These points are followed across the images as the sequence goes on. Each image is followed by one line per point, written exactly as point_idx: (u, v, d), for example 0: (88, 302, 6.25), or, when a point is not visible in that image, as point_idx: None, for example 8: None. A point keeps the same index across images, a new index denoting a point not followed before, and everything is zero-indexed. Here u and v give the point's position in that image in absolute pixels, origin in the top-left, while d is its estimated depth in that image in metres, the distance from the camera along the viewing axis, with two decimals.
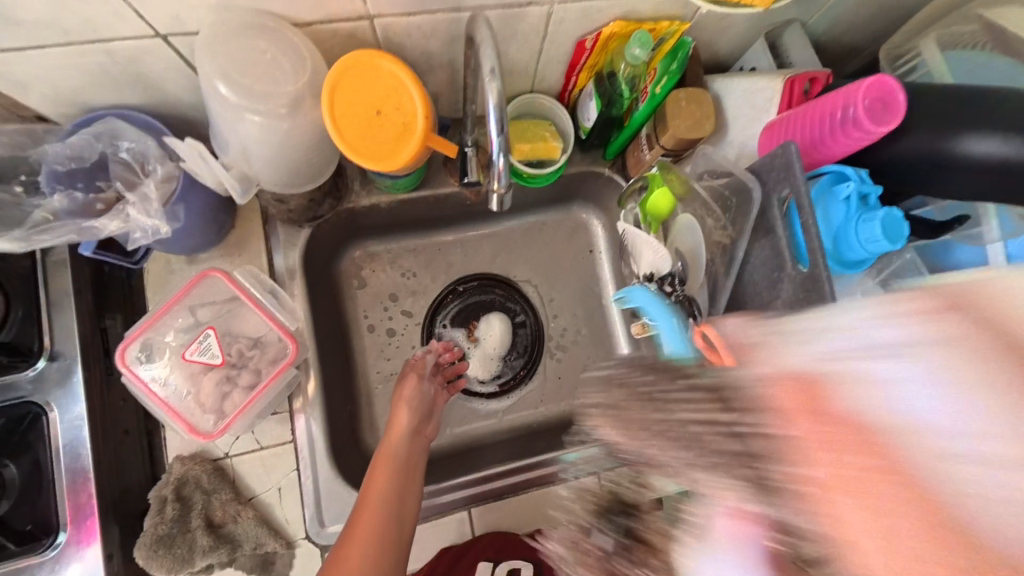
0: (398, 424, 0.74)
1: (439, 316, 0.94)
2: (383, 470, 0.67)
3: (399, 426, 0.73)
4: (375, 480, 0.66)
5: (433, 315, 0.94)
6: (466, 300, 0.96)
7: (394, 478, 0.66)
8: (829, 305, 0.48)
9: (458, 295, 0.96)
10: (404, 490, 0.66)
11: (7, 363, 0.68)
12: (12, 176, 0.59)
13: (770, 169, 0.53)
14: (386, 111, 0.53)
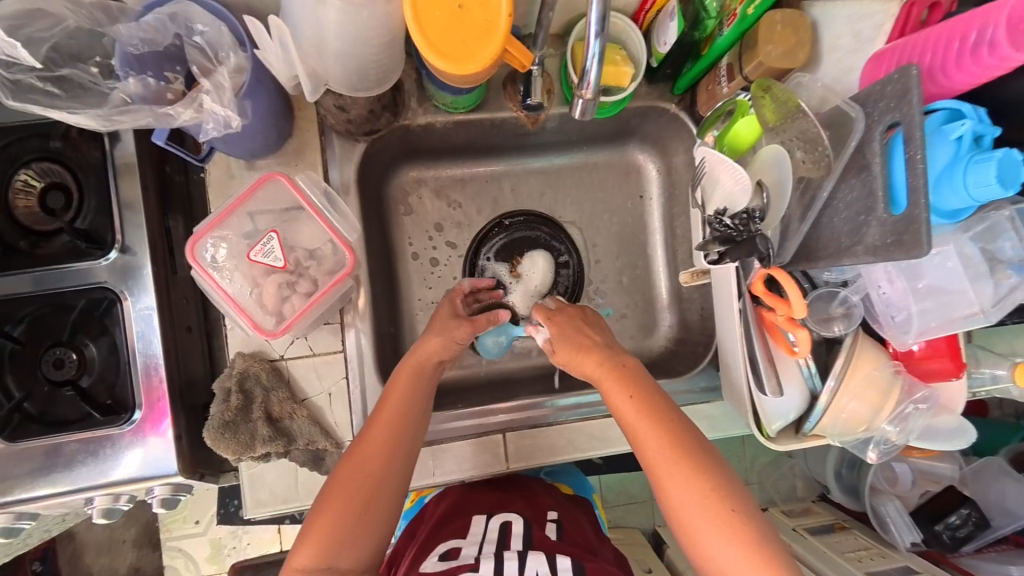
0: (426, 348, 0.72)
1: (483, 249, 0.94)
2: (401, 392, 0.69)
3: (428, 350, 0.72)
4: (391, 400, 0.68)
5: (478, 248, 0.94)
6: (511, 234, 0.95)
7: (410, 399, 0.68)
8: (924, 249, 0.45)
9: (503, 229, 0.95)
10: (419, 412, 0.69)
11: (85, 250, 0.71)
12: (88, 55, 0.57)
13: (879, 97, 0.49)
14: (469, 6, 0.50)
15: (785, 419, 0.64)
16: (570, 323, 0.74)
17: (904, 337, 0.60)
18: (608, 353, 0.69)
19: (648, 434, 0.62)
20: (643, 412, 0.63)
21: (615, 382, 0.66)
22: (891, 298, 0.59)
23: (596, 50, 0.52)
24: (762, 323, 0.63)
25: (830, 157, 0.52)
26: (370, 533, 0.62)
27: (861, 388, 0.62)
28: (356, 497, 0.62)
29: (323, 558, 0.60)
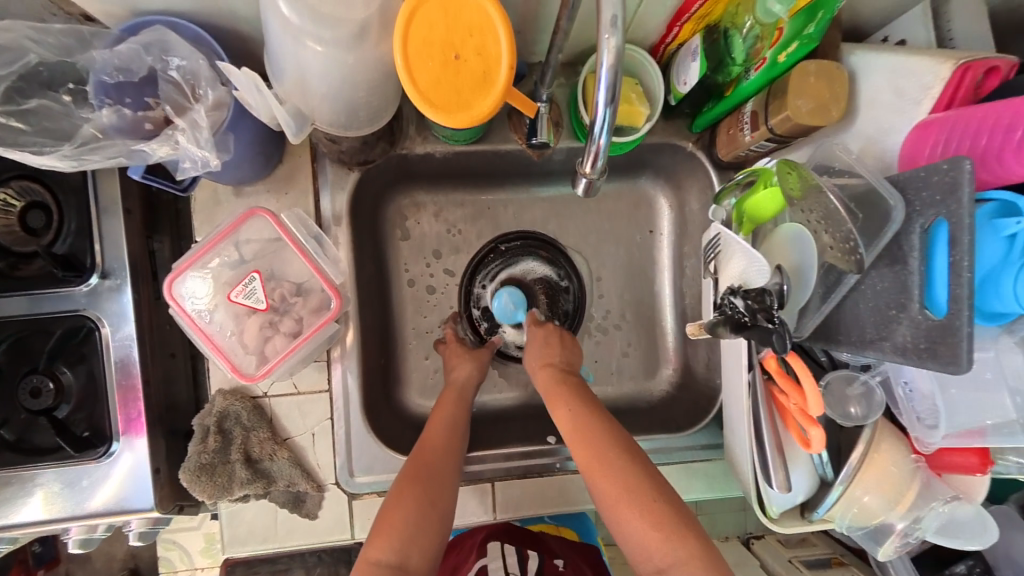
0: (461, 371, 0.77)
1: (478, 276, 0.88)
2: (452, 402, 0.73)
3: (463, 368, 0.77)
4: (441, 411, 0.72)
5: (473, 273, 0.88)
6: (508, 260, 0.89)
7: (460, 408, 0.73)
8: (964, 367, 0.40)
9: (500, 254, 0.89)
10: (466, 421, 0.72)
11: (61, 276, 0.67)
12: (60, 83, 0.53)
13: (923, 186, 0.43)
14: (466, 56, 0.45)
15: (788, 503, 0.60)
16: (546, 335, 0.78)
17: (929, 440, 0.54)
18: (562, 372, 0.73)
19: (569, 427, 0.66)
20: (577, 416, 0.66)
21: (562, 397, 0.69)
22: (918, 390, 0.53)
23: (603, 123, 0.46)
24: (774, 404, 0.58)
25: (862, 253, 0.46)
26: (439, 528, 0.61)
27: (876, 482, 0.57)
28: (426, 495, 0.62)
29: (397, 553, 0.58)
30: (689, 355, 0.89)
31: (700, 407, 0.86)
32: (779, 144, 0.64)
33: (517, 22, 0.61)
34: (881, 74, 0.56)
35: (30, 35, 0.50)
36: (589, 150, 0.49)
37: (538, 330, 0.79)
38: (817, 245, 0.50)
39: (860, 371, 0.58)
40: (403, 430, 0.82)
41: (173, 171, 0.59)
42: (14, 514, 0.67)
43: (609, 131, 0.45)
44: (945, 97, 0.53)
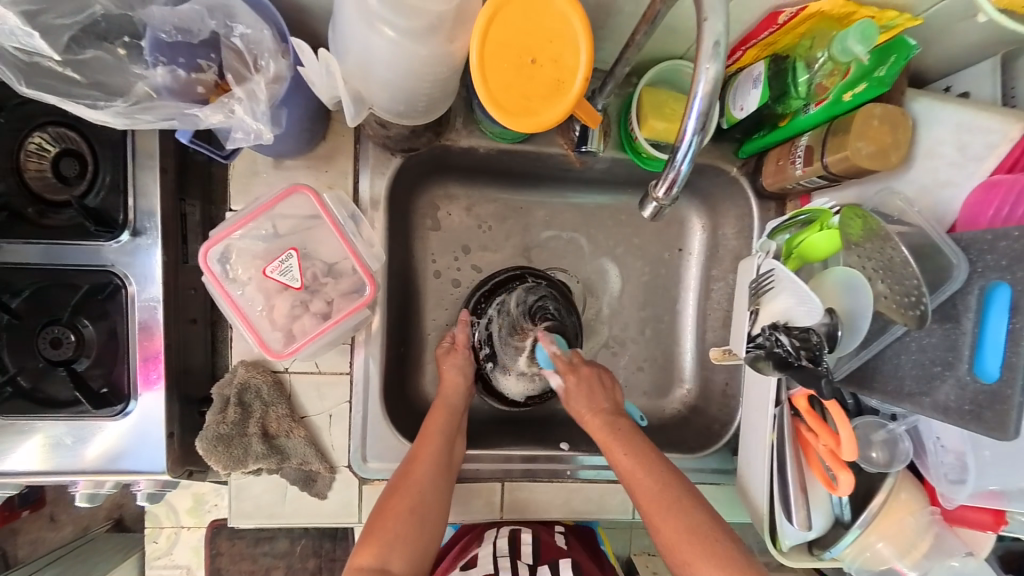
0: (448, 383, 0.77)
1: (490, 304, 0.82)
2: (442, 413, 0.73)
3: (454, 381, 0.77)
4: (432, 422, 0.72)
5: (486, 297, 0.83)
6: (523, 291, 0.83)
7: (450, 419, 0.73)
8: (1011, 436, 0.40)
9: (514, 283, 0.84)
10: (457, 432, 0.73)
11: (91, 231, 0.67)
12: (116, 35, 0.51)
13: (988, 249, 0.43)
14: (542, 61, 0.44)
15: (799, 539, 0.61)
16: (584, 383, 0.75)
17: (954, 497, 0.54)
18: (614, 415, 0.72)
19: (639, 475, 0.66)
20: (646, 466, 0.66)
21: (619, 443, 0.69)
22: (947, 445, 0.53)
23: (684, 153, 0.44)
24: (798, 441, 0.58)
25: (925, 307, 0.44)
26: (422, 535, 0.65)
27: (892, 530, 0.57)
28: (408, 505, 0.65)
29: (380, 558, 0.62)
30: (703, 377, 0.89)
31: (711, 431, 0.87)
32: (829, 182, 0.64)
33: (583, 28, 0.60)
34: (946, 126, 0.56)
35: None
36: (665, 175, 0.47)
37: (573, 379, 0.76)
38: (871, 291, 0.48)
39: (887, 418, 0.58)
40: (414, 420, 0.82)
41: (220, 139, 0.58)
42: (9, 459, 0.67)
43: (694, 161, 0.44)
44: (1010, 159, 0.54)
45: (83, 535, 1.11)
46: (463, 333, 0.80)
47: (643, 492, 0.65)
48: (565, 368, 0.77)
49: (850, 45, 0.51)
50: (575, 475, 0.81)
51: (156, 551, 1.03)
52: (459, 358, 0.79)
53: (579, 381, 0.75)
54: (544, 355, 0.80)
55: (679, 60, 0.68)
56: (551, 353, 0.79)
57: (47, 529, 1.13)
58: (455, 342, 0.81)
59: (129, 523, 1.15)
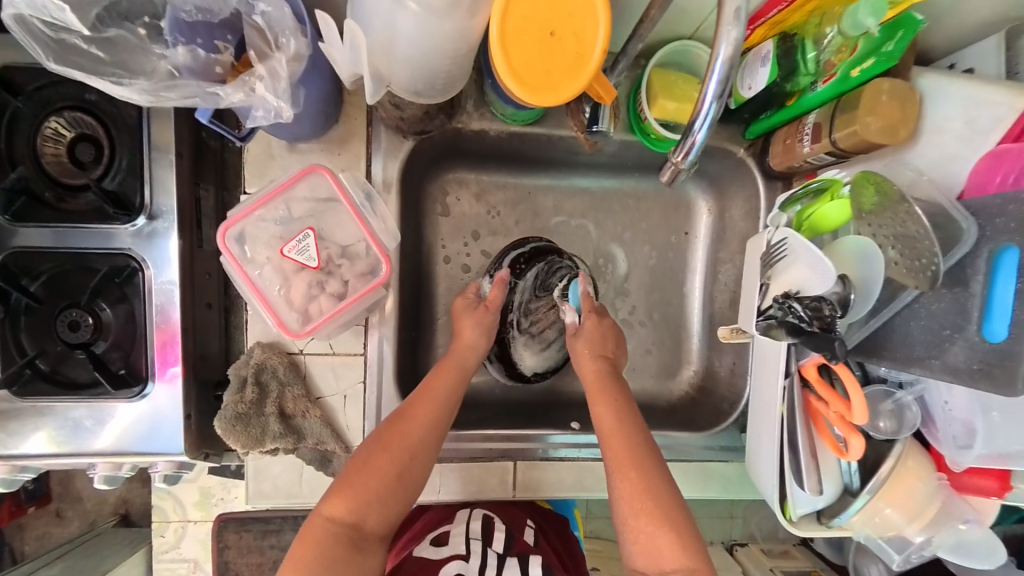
0: (465, 340, 0.76)
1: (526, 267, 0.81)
2: (448, 376, 0.72)
3: (469, 340, 0.76)
4: (436, 381, 0.72)
5: (527, 258, 0.82)
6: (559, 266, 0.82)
7: (454, 385, 0.72)
8: (1018, 391, 0.42)
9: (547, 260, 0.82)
10: (458, 400, 0.72)
11: (110, 214, 0.67)
12: (137, 15, 0.52)
13: (997, 213, 0.44)
14: (562, 34, 0.45)
15: (810, 508, 0.62)
16: (599, 330, 0.76)
17: (960, 461, 0.55)
18: (614, 373, 0.73)
19: (620, 440, 0.67)
20: (619, 418, 0.69)
21: (607, 397, 0.71)
22: (955, 411, 0.54)
23: (705, 118, 0.44)
24: (809, 411, 0.60)
25: (939, 266, 0.45)
26: (397, 499, 0.65)
27: (900, 497, 0.59)
28: (393, 463, 0.65)
29: (354, 513, 0.62)
30: (711, 358, 0.91)
31: (720, 411, 0.88)
32: (837, 159, 0.65)
33: None
34: (954, 100, 0.57)
35: None
36: (682, 144, 0.47)
37: (593, 322, 0.76)
38: (881, 257, 0.49)
39: (896, 387, 0.59)
40: None
41: (238, 119, 0.59)
42: (20, 446, 0.67)
43: (712, 128, 0.44)
44: (1015, 129, 0.55)
45: (90, 530, 1.11)
46: (500, 292, 0.78)
47: (621, 460, 0.65)
48: (588, 312, 0.77)
49: (862, 19, 0.51)
50: (552, 454, 0.82)
51: (163, 545, 1.02)
52: (483, 316, 0.77)
53: (597, 327, 0.76)
54: (577, 293, 0.79)
55: (688, 41, 0.69)
56: (584, 292, 0.78)
57: (53, 524, 1.13)
58: (486, 301, 0.79)
59: (135, 518, 1.15)
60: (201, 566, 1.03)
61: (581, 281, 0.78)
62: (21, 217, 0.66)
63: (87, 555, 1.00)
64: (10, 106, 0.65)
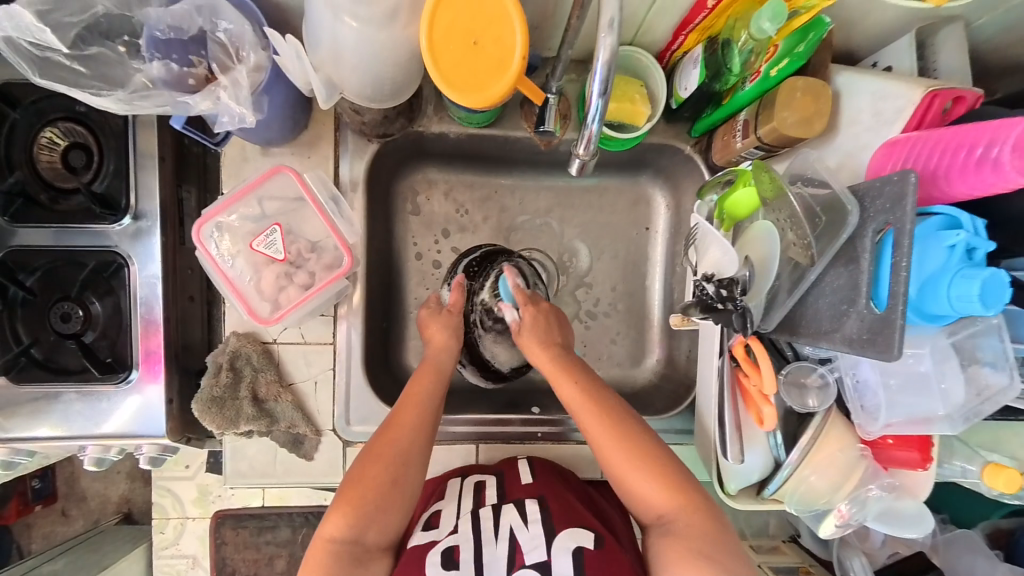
0: (437, 343, 0.77)
1: (480, 270, 0.84)
2: (429, 377, 0.73)
3: (439, 342, 0.77)
4: (418, 386, 0.72)
5: (478, 262, 0.85)
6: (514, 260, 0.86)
7: (437, 384, 0.73)
8: (894, 354, 0.46)
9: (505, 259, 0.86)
10: (442, 399, 0.73)
11: (97, 213, 0.74)
12: (116, 33, 0.59)
13: (878, 195, 0.49)
14: (484, 43, 0.51)
15: (745, 481, 0.66)
16: (539, 317, 0.77)
17: (871, 429, 0.60)
18: (563, 350, 0.75)
19: (587, 410, 0.68)
20: (579, 385, 0.70)
21: (564, 374, 0.71)
22: (865, 383, 0.59)
23: (596, 113, 0.51)
24: (737, 388, 0.63)
25: (814, 249, 0.53)
26: (398, 509, 0.65)
27: (823, 464, 0.63)
28: (387, 474, 0.65)
29: (355, 530, 0.62)
30: (671, 345, 0.94)
31: (679, 395, 0.91)
32: (766, 153, 0.69)
33: (535, 18, 0.67)
34: (865, 95, 0.61)
35: None
36: (585, 134, 0.54)
37: (531, 312, 0.76)
38: (781, 241, 0.57)
39: (819, 364, 0.63)
40: (398, 388, 0.88)
41: (209, 125, 0.65)
42: (15, 428, 0.73)
43: (602, 123, 0.50)
44: (915, 119, 0.59)
45: (94, 527, 1.17)
46: (459, 296, 0.80)
47: (593, 427, 0.68)
48: (525, 302, 0.77)
49: (764, 23, 0.56)
50: (517, 436, 0.87)
51: (164, 541, 1.02)
52: (445, 319, 0.79)
53: (537, 315, 0.77)
54: (507, 288, 0.80)
55: (628, 45, 0.73)
56: (513, 286, 0.79)
57: (59, 523, 1.19)
58: (449, 305, 0.80)
59: (137, 516, 1.20)
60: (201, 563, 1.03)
61: (507, 275, 0.80)
62: (19, 218, 0.73)
63: (91, 549, 1.06)
64: (9, 118, 0.72)
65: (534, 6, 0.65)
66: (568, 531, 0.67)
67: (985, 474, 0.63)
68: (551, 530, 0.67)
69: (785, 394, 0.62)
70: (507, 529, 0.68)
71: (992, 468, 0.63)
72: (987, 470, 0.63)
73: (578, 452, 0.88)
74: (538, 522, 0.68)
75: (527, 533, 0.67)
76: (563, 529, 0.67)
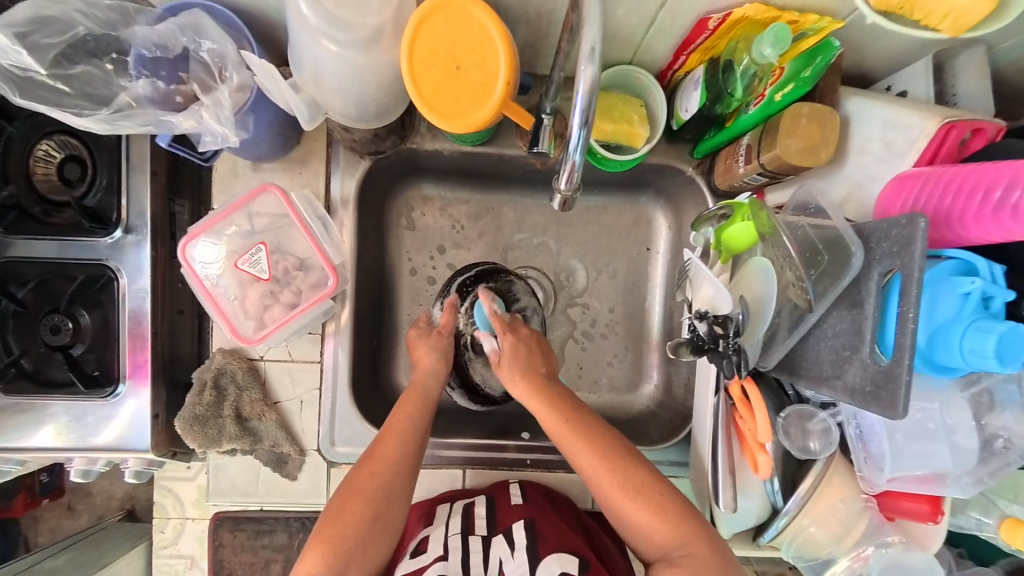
0: (424, 368, 0.74)
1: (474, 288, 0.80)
2: (413, 405, 0.71)
3: (425, 367, 0.74)
4: (401, 415, 0.70)
5: (472, 281, 0.81)
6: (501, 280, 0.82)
7: (422, 411, 0.71)
8: (899, 413, 0.43)
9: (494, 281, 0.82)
10: (428, 427, 0.71)
11: (87, 227, 0.73)
12: (104, 51, 0.59)
13: (884, 236, 0.46)
14: (466, 67, 0.51)
15: (739, 526, 0.63)
16: (519, 345, 0.72)
17: (874, 481, 0.55)
18: (549, 379, 0.70)
19: (581, 448, 0.64)
20: (569, 420, 0.66)
21: (551, 409, 0.67)
22: (868, 433, 0.55)
23: (578, 142, 0.48)
24: (731, 430, 0.59)
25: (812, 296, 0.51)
26: (381, 543, 0.64)
27: (823, 514, 0.59)
28: (369, 508, 0.63)
29: (334, 568, 0.60)
30: (670, 372, 0.89)
31: (677, 424, 0.87)
32: (770, 179, 0.66)
33: (528, 37, 0.65)
34: (873, 123, 0.58)
35: (79, 8, 0.55)
36: (567, 166, 0.52)
37: (510, 341, 0.72)
38: (779, 279, 0.54)
39: (821, 408, 0.60)
40: (385, 409, 0.85)
41: (196, 143, 0.65)
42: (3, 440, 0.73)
43: (583, 153, 0.48)
44: (929, 153, 0.54)
45: (97, 523, 1.13)
46: (449, 317, 0.78)
47: (589, 465, 0.63)
48: (503, 330, 0.73)
49: (765, 48, 0.55)
50: (506, 462, 0.84)
51: (162, 540, 0.86)
52: (435, 340, 0.76)
53: (517, 343, 0.72)
54: (482, 314, 0.76)
55: (627, 63, 0.70)
56: (490, 312, 0.75)
57: (65, 517, 1.16)
58: (439, 326, 0.78)
59: (141, 513, 1.16)
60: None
61: (483, 302, 0.76)
62: (13, 229, 0.73)
63: (94, 546, 1.00)
64: (5, 131, 0.72)
65: (525, 24, 0.62)
66: (554, 555, 0.64)
67: (1003, 531, 0.57)
68: (535, 557, 0.64)
69: (781, 438, 0.59)
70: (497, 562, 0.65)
71: (1011, 524, 0.57)
72: (1006, 526, 0.57)
73: (569, 481, 0.85)
74: (525, 549, 0.66)
75: (513, 561, 0.64)
76: (549, 553, 0.64)
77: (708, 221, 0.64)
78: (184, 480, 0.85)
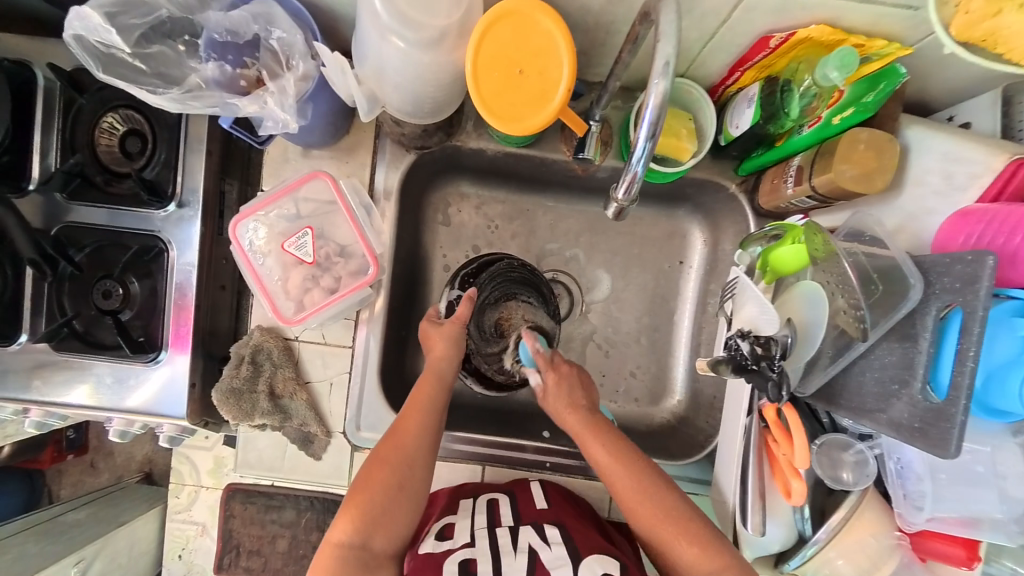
0: (437, 353, 0.74)
1: (480, 279, 0.81)
2: (430, 384, 0.72)
3: (453, 358, 0.74)
4: (420, 395, 0.71)
5: (476, 273, 0.82)
6: (512, 273, 0.83)
7: (437, 392, 0.71)
8: (950, 452, 0.43)
9: (504, 271, 0.82)
10: (445, 404, 0.72)
11: (145, 199, 0.76)
12: (178, 34, 0.62)
13: (945, 271, 0.46)
14: (528, 73, 0.52)
15: (762, 550, 0.62)
16: (565, 380, 0.72)
17: (911, 519, 0.54)
18: (591, 410, 0.70)
19: (641, 501, 0.63)
20: (620, 461, 0.65)
21: (591, 434, 0.67)
22: (909, 469, 0.54)
23: (641, 154, 0.48)
24: (764, 449, 0.59)
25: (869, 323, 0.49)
26: (406, 512, 0.65)
27: (851, 548, 0.57)
28: (395, 479, 0.65)
29: (361, 535, 0.62)
30: (695, 390, 0.88)
31: (698, 442, 0.85)
32: (820, 203, 0.65)
33: (584, 45, 0.65)
34: (933, 154, 0.57)
35: None
36: (625, 177, 0.52)
37: (553, 378, 0.71)
38: (830, 306, 0.54)
39: (858, 438, 0.58)
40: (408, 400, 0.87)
41: (254, 125, 0.67)
42: (52, 394, 0.77)
43: (644, 164, 0.48)
44: (993, 189, 0.55)
45: (117, 482, 1.18)
46: (467, 309, 0.77)
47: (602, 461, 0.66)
48: (547, 367, 0.72)
49: (830, 71, 0.54)
50: (526, 463, 0.84)
51: (176, 506, 0.89)
52: (450, 330, 0.75)
53: (561, 381, 0.71)
54: (526, 353, 0.74)
55: (679, 77, 0.70)
56: (533, 351, 0.73)
57: (87, 473, 1.21)
58: (452, 316, 0.77)
59: (158, 477, 1.20)
60: (210, 533, 0.89)
61: (526, 340, 0.74)
62: (76, 195, 0.77)
63: (113, 503, 1.03)
64: (76, 102, 0.75)
65: (584, 33, 0.63)
66: (595, 556, 0.64)
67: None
68: (576, 554, 0.64)
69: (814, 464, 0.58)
70: (526, 546, 0.66)
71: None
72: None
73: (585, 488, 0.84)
74: (562, 544, 0.66)
75: (550, 554, 0.65)
76: (590, 553, 0.65)
77: (755, 241, 0.63)
78: (201, 450, 0.89)
